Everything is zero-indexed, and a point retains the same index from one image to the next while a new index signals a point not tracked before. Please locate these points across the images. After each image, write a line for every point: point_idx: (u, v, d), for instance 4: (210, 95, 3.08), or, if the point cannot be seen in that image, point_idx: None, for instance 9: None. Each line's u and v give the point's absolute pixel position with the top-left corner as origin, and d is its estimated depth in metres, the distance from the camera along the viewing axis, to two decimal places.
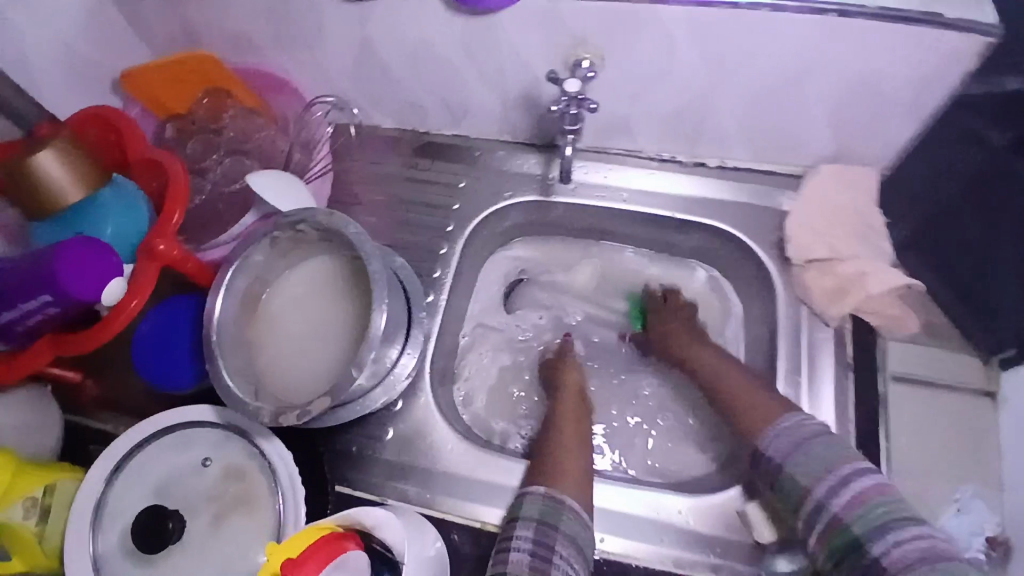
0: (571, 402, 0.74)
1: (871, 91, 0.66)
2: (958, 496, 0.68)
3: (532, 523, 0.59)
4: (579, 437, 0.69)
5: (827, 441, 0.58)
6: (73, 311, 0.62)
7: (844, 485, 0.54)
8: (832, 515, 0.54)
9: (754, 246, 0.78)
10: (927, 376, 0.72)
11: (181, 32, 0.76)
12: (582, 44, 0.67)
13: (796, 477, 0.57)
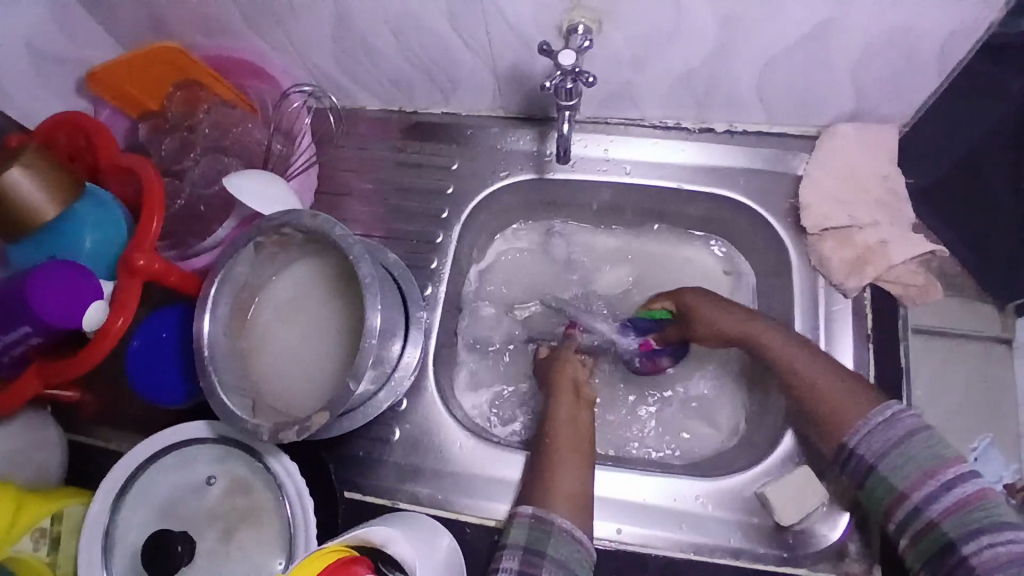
0: (568, 404, 0.68)
1: (894, 43, 0.60)
2: (975, 445, 0.70)
3: (519, 551, 0.55)
4: (577, 445, 0.64)
5: (927, 440, 0.53)
6: (57, 339, 0.62)
7: (943, 489, 0.51)
8: (928, 519, 0.51)
9: (767, 215, 0.74)
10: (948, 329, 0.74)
11: (144, 21, 0.70)
12: (579, 8, 0.61)
13: (889, 478, 0.54)
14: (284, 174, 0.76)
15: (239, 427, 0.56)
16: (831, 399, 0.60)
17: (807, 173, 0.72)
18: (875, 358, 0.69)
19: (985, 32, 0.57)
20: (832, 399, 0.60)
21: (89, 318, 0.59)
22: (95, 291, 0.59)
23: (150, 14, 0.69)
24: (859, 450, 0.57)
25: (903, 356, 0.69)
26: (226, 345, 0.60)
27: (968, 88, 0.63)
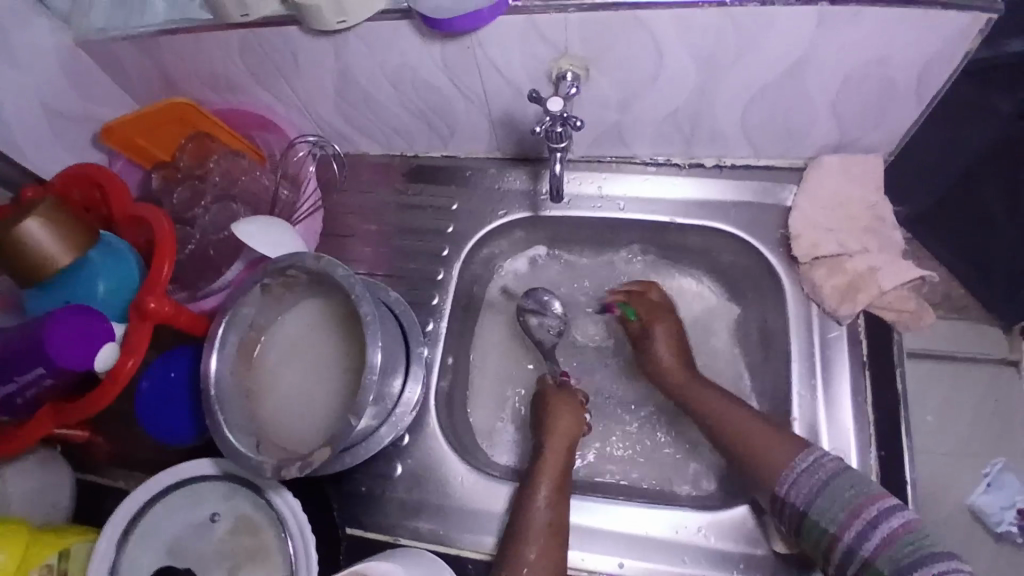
0: (559, 451, 0.68)
1: (868, 78, 0.63)
2: (987, 472, 0.76)
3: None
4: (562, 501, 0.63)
5: (849, 480, 0.57)
6: (69, 380, 0.63)
7: (872, 527, 0.54)
8: (864, 558, 0.54)
9: (758, 245, 0.76)
10: (946, 351, 0.80)
11: (159, 78, 0.74)
12: (565, 56, 0.65)
13: (820, 521, 0.57)
14: (289, 219, 0.78)
15: (243, 464, 0.57)
16: (757, 444, 0.63)
17: (796, 203, 0.74)
18: (873, 384, 0.70)
19: (959, 64, 0.60)
20: (754, 441, 0.64)
21: (101, 359, 0.61)
22: (107, 334, 0.62)
23: (164, 72, 0.73)
24: (786, 494, 0.60)
25: (901, 382, 0.70)
26: (232, 383, 0.61)
27: None
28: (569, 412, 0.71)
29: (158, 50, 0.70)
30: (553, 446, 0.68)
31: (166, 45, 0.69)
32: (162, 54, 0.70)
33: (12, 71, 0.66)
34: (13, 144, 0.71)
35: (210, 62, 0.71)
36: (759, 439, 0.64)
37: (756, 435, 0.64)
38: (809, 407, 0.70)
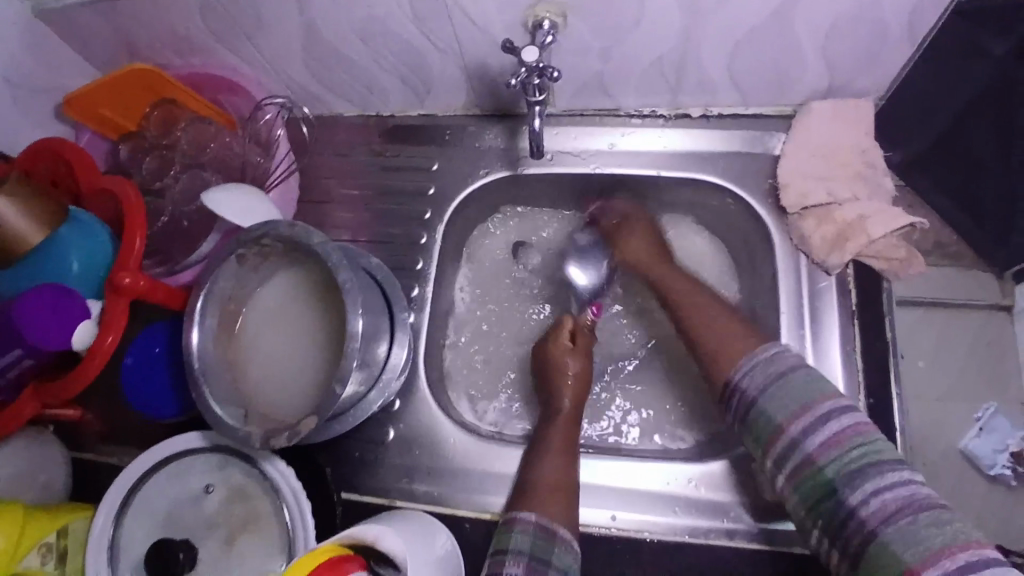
0: (570, 396, 0.71)
1: (859, 19, 0.60)
2: (979, 415, 0.67)
3: (523, 558, 0.55)
4: (567, 457, 0.65)
5: (808, 376, 0.54)
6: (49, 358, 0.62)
7: (820, 424, 0.50)
8: (806, 457, 0.50)
9: (747, 195, 0.74)
10: (936, 296, 0.71)
11: (120, 44, 0.71)
12: (540, 4, 0.62)
13: (769, 411, 0.53)
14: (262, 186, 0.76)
15: (231, 437, 0.57)
16: (718, 345, 0.62)
17: (784, 152, 0.72)
18: (861, 331, 0.69)
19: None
20: (715, 345, 0.62)
21: (79, 334, 0.60)
22: (81, 311, 0.60)
23: (122, 37, 0.70)
24: (739, 383, 0.57)
25: (889, 328, 0.68)
26: (215, 357, 0.61)
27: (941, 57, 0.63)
28: (575, 361, 0.72)
29: (114, 13, 0.66)
30: (569, 386, 0.71)
31: (122, 9, 0.65)
32: (121, 19, 0.67)
33: None
34: None
35: (172, 23, 0.68)
36: (722, 343, 0.61)
37: (718, 341, 0.62)
38: None
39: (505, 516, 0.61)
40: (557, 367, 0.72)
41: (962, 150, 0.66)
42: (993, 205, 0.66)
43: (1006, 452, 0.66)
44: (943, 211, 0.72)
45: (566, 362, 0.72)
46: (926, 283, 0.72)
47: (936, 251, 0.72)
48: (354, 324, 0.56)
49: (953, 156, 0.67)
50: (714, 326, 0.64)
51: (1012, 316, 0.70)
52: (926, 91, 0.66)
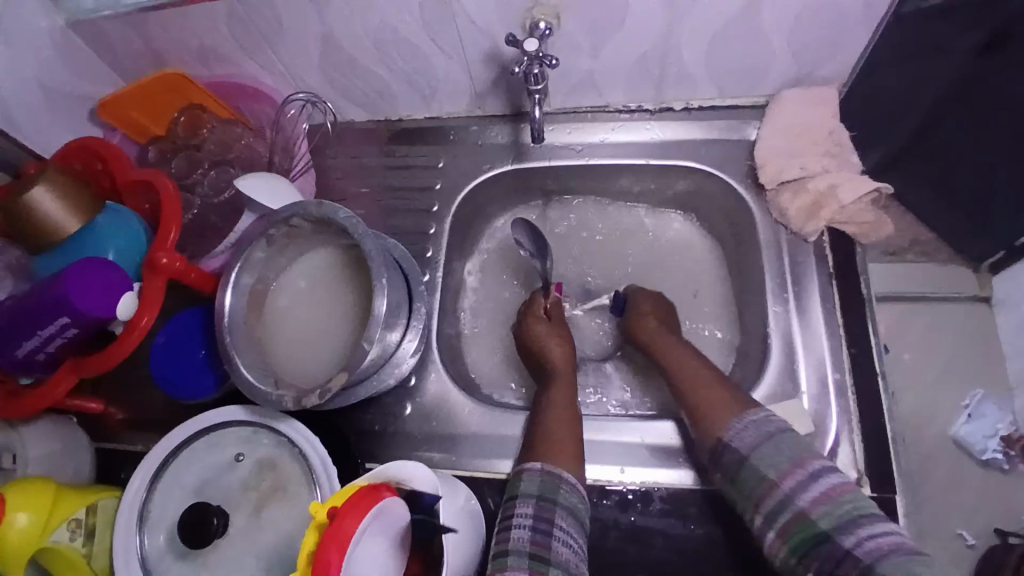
0: (559, 352, 0.76)
1: (817, 10, 0.69)
2: (968, 403, 0.87)
3: (532, 499, 0.60)
4: (568, 414, 0.69)
5: (795, 438, 0.57)
6: (89, 334, 0.64)
7: (813, 480, 0.53)
8: (798, 510, 0.53)
9: (728, 177, 0.81)
10: (919, 292, 0.90)
11: (149, 54, 0.77)
12: (538, 6, 0.69)
13: (760, 467, 0.56)
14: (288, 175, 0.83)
15: (264, 399, 0.62)
16: (704, 397, 0.65)
17: (761, 136, 0.80)
18: (839, 293, 0.74)
19: None
20: (702, 399, 0.65)
21: (123, 306, 0.63)
22: (122, 285, 0.63)
23: (152, 47, 0.76)
24: (732, 441, 0.60)
25: (865, 287, 0.74)
26: (246, 330, 0.65)
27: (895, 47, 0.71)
28: (542, 325, 0.79)
29: (145, 24, 0.72)
30: (553, 347, 0.76)
31: (153, 19, 0.72)
32: (152, 29, 0.73)
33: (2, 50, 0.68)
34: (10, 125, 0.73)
35: (199, 33, 0.74)
36: (710, 395, 0.64)
37: (707, 398, 0.64)
38: (784, 321, 0.74)
39: (516, 467, 0.65)
40: (535, 334, 0.78)
41: (934, 142, 0.74)
42: (972, 191, 0.76)
43: (994, 437, 0.84)
44: (917, 203, 0.83)
45: (551, 342, 0.77)
46: (909, 280, 0.90)
47: (912, 248, 0.89)
48: (381, 293, 0.62)
49: (930, 150, 0.75)
50: (692, 383, 0.67)
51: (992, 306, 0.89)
52: (890, 94, 0.74)
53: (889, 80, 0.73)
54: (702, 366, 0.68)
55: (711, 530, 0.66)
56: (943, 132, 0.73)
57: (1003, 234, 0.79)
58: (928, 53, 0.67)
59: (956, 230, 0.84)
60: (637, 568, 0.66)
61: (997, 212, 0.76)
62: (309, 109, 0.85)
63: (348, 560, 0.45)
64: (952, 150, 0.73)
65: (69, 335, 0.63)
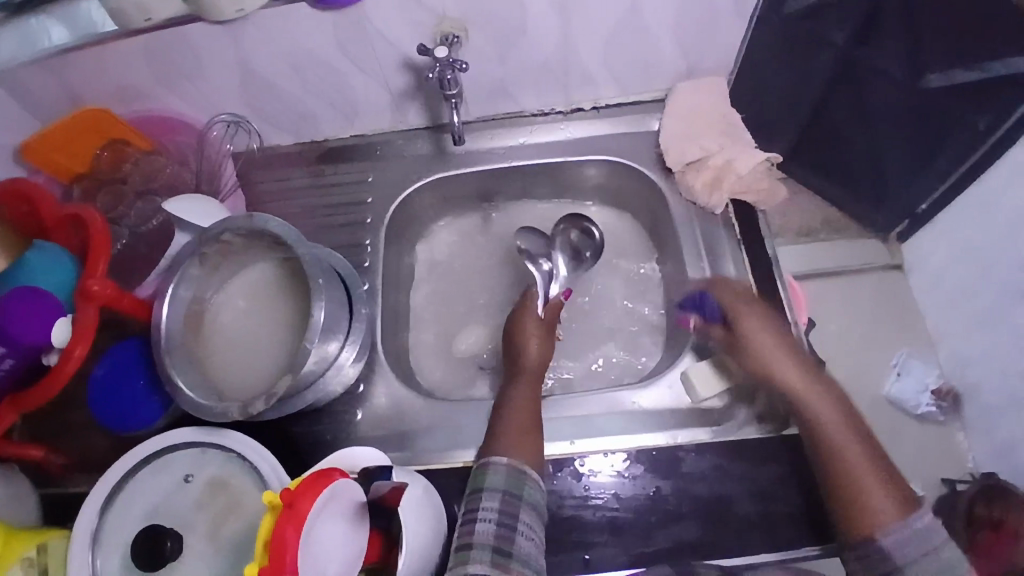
0: (536, 347, 0.76)
1: (694, 7, 0.77)
2: (896, 363, 0.93)
3: (498, 493, 0.60)
4: (530, 415, 0.69)
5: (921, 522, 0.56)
6: (25, 365, 0.64)
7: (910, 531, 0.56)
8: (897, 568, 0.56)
9: (640, 165, 0.88)
10: (834, 267, 1.00)
11: (64, 93, 0.77)
12: (445, 21, 0.75)
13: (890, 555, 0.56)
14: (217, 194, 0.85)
15: (207, 412, 0.61)
16: (859, 479, 0.60)
17: (662, 125, 0.87)
18: (748, 255, 0.82)
19: None
20: (858, 467, 0.61)
21: (57, 332, 0.63)
22: (54, 312, 0.63)
23: (68, 85, 0.77)
24: (888, 548, 0.57)
25: (770, 249, 0.82)
26: (183, 350, 0.66)
27: (775, 37, 0.82)
28: (534, 320, 0.78)
29: (60, 63, 0.73)
30: (533, 342, 0.76)
31: (71, 61, 0.73)
32: (70, 75, 0.74)
33: None
34: None
35: (116, 69, 0.76)
36: (866, 478, 0.60)
37: (853, 460, 0.62)
38: None
39: (480, 461, 0.65)
40: (520, 329, 0.77)
41: (821, 135, 0.93)
42: (866, 181, 0.93)
43: (924, 391, 0.90)
44: (825, 192, 1.00)
45: (534, 339, 0.76)
46: (820, 258, 1.00)
47: (824, 227, 1.02)
48: (318, 304, 0.65)
49: (820, 134, 0.92)
50: (835, 480, 0.61)
51: (902, 270, 0.98)
52: (784, 89, 0.89)
53: (777, 73, 0.87)
54: (863, 458, 0.62)
55: (662, 487, 0.69)
56: (834, 113, 0.88)
57: (899, 209, 0.93)
58: (804, 48, 0.81)
59: (860, 206, 0.98)
60: (598, 531, 0.68)
61: (894, 179, 0.89)
62: (235, 130, 0.86)
63: (304, 536, 0.47)
64: (844, 138, 0.90)
65: (4, 367, 0.63)
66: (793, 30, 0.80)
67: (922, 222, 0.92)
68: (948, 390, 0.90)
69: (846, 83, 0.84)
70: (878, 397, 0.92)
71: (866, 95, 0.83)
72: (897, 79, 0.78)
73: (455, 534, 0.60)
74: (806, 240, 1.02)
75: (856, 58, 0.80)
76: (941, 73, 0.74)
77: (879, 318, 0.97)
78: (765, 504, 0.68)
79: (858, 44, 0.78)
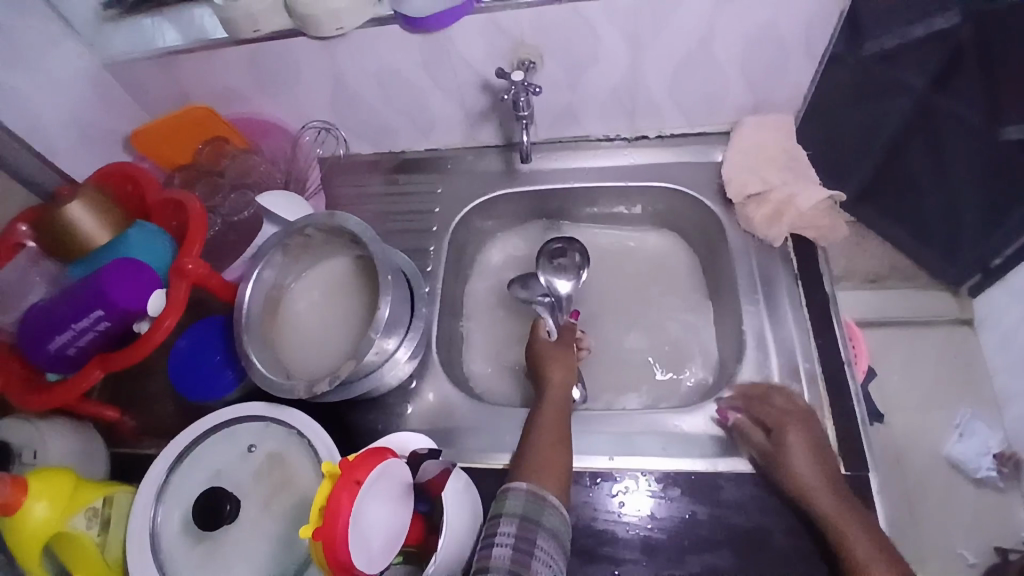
0: (562, 373, 0.77)
1: (764, 45, 0.79)
2: (958, 423, 0.94)
3: (516, 518, 0.61)
4: (556, 432, 0.70)
5: None
6: (119, 328, 0.70)
7: None
8: None
9: (700, 194, 0.90)
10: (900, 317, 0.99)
11: (175, 92, 0.87)
12: (522, 47, 0.80)
13: None
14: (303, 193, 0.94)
15: (276, 388, 0.66)
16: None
17: (725, 157, 0.89)
18: (804, 292, 0.82)
19: (838, 21, 0.76)
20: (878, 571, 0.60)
21: (152, 303, 0.70)
22: (151, 283, 0.70)
23: (181, 86, 0.86)
24: None
25: (828, 287, 0.81)
26: (260, 330, 0.71)
27: (848, 81, 0.83)
28: (558, 348, 0.80)
29: (177, 65, 0.83)
30: (555, 374, 0.77)
31: (188, 61, 0.82)
32: (183, 71, 0.84)
33: (45, 85, 0.77)
34: (47, 149, 0.80)
35: (222, 75, 0.84)
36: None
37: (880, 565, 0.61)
38: (755, 319, 0.81)
39: (501, 488, 0.66)
40: (552, 362, 0.78)
41: (890, 183, 0.91)
42: (942, 228, 0.90)
43: (986, 454, 0.91)
44: (897, 240, 0.95)
45: (558, 375, 0.76)
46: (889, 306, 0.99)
47: (892, 274, 0.97)
48: (386, 301, 0.70)
49: (892, 178, 0.90)
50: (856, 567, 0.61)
51: (972, 327, 1.00)
52: (856, 132, 0.89)
53: (844, 115, 0.87)
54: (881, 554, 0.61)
55: (697, 513, 0.69)
56: (904, 163, 0.88)
57: (971, 263, 0.93)
58: (879, 96, 0.84)
59: (932, 261, 0.96)
60: (628, 547, 0.69)
61: (970, 228, 0.88)
62: (324, 135, 0.94)
63: (357, 506, 0.50)
64: (914, 183, 0.89)
65: (99, 328, 0.69)
66: (866, 74, 0.82)
67: (998, 276, 0.92)
68: (1011, 455, 0.90)
69: (920, 127, 0.84)
70: (938, 456, 0.93)
71: (939, 142, 0.84)
72: (973, 126, 0.79)
73: (473, 556, 0.61)
74: (873, 287, 0.98)
75: (934, 105, 0.81)
76: (1017, 124, 0.75)
77: (938, 378, 0.98)
78: (804, 541, 0.67)
79: (938, 91, 0.80)
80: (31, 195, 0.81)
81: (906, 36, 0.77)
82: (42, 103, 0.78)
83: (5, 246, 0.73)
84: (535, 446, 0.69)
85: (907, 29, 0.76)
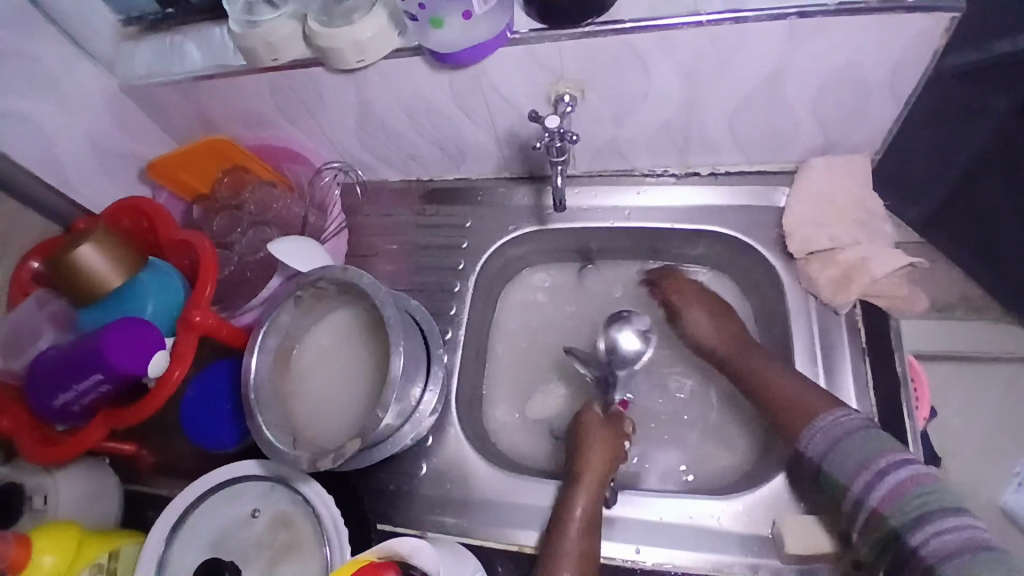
0: (602, 457, 0.69)
1: (844, 84, 0.68)
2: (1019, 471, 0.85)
3: None
4: (587, 541, 0.64)
5: None
6: (122, 388, 0.69)
7: None
8: None
9: (756, 243, 0.80)
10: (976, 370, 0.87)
11: (196, 117, 0.83)
12: (562, 81, 0.71)
13: None
14: (319, 238, 0.87)
15: (281, 458, 0.63)
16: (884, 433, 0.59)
17: (789, 203, 0.78)
18: (871, 368, 0.72)
19: (931, 59, 0.64)
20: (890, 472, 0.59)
21: (153, 365, 0.67)
22: (156, 343, 0.67)
23: (200, 112, 0.82)
24: None
25: (899, 364, 0.72)
26: (271, 387, 0.68)
27: (923, 106, 0.72)
28: (604, 430, 0.72)
29: (195, 91, 0.78)
30: (595, 459, 0.69)
31: (205, 87, 0.77)
32: (201, 97, 0.79)
33: (58, 113, 0.74)
34: (61, 179, 0.78)
35: (241, 101, 0.79)
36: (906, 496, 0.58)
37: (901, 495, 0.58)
38: None
39: None
40: (592, 444, 0.71)
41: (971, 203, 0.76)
42: None
43: None
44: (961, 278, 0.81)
45: (596, 460, 0.69)
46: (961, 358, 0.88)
47: (962, 305, 0.80)
48: (397, 355, 0.64)
49: None
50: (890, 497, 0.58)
51: None
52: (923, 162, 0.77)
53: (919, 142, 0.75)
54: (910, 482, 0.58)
55: None
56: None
57: None
58: (958, 117, 0.73)
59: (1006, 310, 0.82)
60: None
61: None
62: (342, 176, 0.91)
63: None
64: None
65: (101, 390, 0.67)
66: (942, 95, 0.71)
67: None
68: None
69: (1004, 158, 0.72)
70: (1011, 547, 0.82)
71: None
72: None
73: None
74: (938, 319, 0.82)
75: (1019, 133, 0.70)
76: None
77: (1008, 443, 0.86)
78: None
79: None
80: (47, 225, 0.79)
81: (987, 52, 0.67)
82: (58, 134, 0.75)
83: (20, 284, 0.73)
84: (560, 548, 0.63)
85: (989, 44, 0.67)
